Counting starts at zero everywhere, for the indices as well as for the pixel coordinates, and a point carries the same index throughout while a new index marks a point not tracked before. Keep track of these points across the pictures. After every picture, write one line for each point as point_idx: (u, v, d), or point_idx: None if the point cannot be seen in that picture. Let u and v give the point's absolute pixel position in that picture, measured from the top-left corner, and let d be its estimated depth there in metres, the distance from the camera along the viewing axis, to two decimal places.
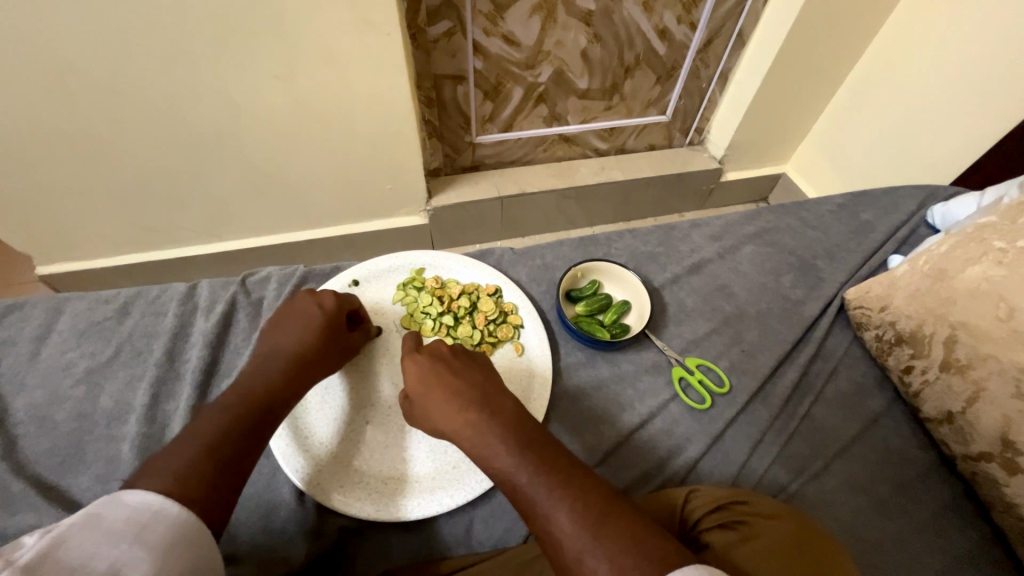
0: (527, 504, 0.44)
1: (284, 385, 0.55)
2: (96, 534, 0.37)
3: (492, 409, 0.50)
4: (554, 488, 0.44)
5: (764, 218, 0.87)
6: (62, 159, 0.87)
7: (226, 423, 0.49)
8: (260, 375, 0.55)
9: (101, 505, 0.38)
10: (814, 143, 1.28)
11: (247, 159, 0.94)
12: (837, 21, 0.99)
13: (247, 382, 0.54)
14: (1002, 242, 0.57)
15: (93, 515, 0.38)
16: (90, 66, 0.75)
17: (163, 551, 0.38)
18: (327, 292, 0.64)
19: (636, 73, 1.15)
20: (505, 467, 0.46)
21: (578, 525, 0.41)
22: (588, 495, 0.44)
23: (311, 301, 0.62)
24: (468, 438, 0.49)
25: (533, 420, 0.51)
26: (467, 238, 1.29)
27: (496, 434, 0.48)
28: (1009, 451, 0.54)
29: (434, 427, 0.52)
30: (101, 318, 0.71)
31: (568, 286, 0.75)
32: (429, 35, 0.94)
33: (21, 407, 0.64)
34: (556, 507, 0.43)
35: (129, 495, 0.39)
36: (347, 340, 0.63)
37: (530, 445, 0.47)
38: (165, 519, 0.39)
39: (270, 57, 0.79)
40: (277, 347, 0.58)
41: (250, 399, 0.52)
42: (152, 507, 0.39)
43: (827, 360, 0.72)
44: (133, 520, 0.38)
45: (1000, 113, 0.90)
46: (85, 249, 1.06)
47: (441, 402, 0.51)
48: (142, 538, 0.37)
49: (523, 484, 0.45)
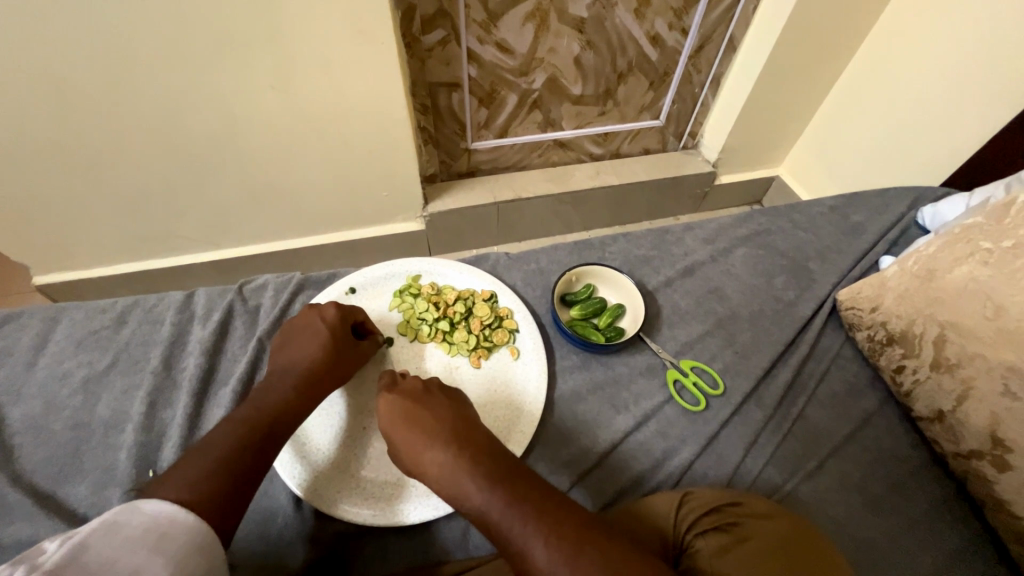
0: (503, 539, 0.45)
1: (295, 397, 0.56)
2: (115, 541, 0.37)
3: (459, 445, 0.50)
4: (527, 521, 0.44)
5: (756, 220, 0.88)
6: (58, 169, 0.88)
7: (238, 435, 0.50)
8: (272, 389, 0.56)
9: (119, 514, 0.39)
10: (807, 146, 1.29)
11: (243, 167, 0.94)
12: (825, 25, 1.01)
13: (259, 397, 0.55)
14: (988, 242, 0.58)
15: (113, 524, 0.38)
16: (88, 78, 0.76)
17: (182, 559, 0.38)
18: (329, 304, 0.65)
19: (629, 79, 1.17)
20: (477, 505, 0.47)
21: (556, 556, 0.42)
22: (561, 525, 0.43)
23: (315, 315, 0.63)
24: (437, 476, 0.49)
25: (502, 450, 0.51)
26: (464, 243, 1.29)
27: (466, 472, 0.48)
28: (998, 448, 0.55)
29: (409, 466, 0.52)
30: (99, 327, 0.72)
31: (563, 290, 0.76)
32: (424, 44, 0.95)
33: (19, 416, 0.64)
34: (531, 540, 0.43)
35: (145, 504, 0.40)
36: (357, 351, 0.64)
37: (501, 480, 0.47)
38: (180, 527, 0.40)
39: (266, 66, 0.80)
40: (288, 361, 0.59)
41: (261, 412, 0.53)
42: (169, 516, 0.40)
43: (820, 360, 0.72)
44: (151, 529, 0.38)
45: (987, 115, 0.91)
46: (82, 259, 1.07)
47: (413, 442, 0.51)
48: (161, 546, 0.38)
49: (496, 520, 0.45)
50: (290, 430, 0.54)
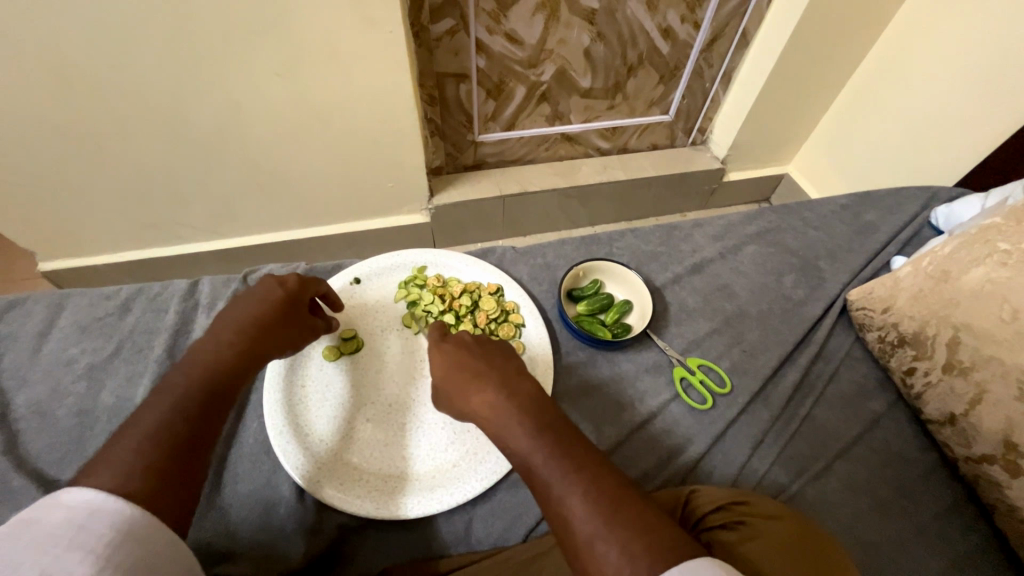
0: (541, 487, 0.44)
1: (236, 362, 0.52)
2: (23, 542, 0.34)
3: (511, 392, 0.50)
4: (568, 471, 0.43)
5: (766, 218, 0.86)
6: (61, 154, 0.87)
7: (172, 409, 0.46)
8: (209, 349, 0.52)
9: (36, 509, 0.36)
10: (817, 144, 1.27)
11: (249, 157, 0.94)
12: (841, 21, 0.99)
13: (194, 363, 0.50)
14: (1007, 243, 0.57)
15: (26, 522, 0.35)
16: (92, 63, 0.75)
17: (108, 553, 0.35)
18: (291, 273, 0.61)
19: (639, 73, 1.15)
20: (520, 449, 0.46)
21: (591, 510, 0.40)
22: (600, 480, 0.42)
23: (272, 280, 0.59)
24: (487, 418, 0.49)
25: (553, 403, 0.50)
26: (469, 237, 1.29)
27: (513, 416, 0.48)
28: (1011, 453, 0.54)
29: (457, 406, 0.53)
30: (103, 314, 0.71)
31: (570, 286, 0.76)
32: (432, 33, 0.94)
33: (22, 402, 0.64)
34: (569, 491, 0.42)
35: (67, 494, 0.37)
36: (307, 325, 0.61)
37: (547, 428, 0.46)
38: (104, 519, 0.37)
39: (274, 55, 0.79)
40: (226, 321, 0.55)
41: (197, 380, 0.49)
42: (91, 506, 0.37)
43: (829, 360, 0.72)
44: (66, 524, 0.36)
45: (1005, 115, 0.89)
46: (86, 246, 1.06)
47: (463, 385, 0.52)
48: (78, 539, 0.35)
49: (537, 466, 0.44)
50: (231, 401, 0.51)
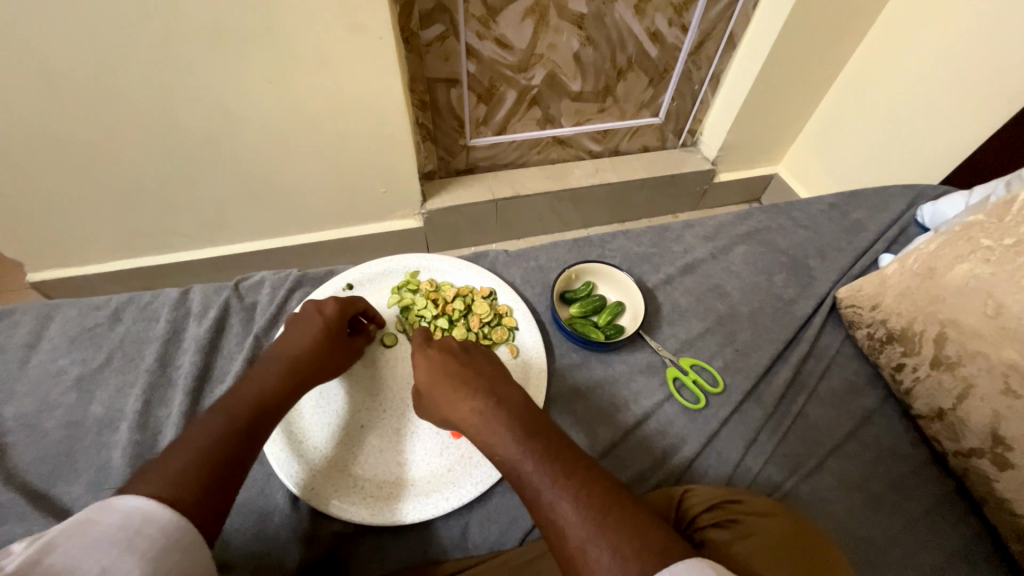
0: (530, 493, 0.44)
1: (280, 386, 0.54)
2: (84, 540, 0.35)
3: (499, 398, 0.50)
4: (557, 477, 0.43)
5: (756, 217, 0.87)
6: (50, 163, 0.86)
7: (219, 426, 0.47)
8: (257, 375, 0.54)
9: (93, 512, 0.36)
10: (806, 144, 1.28)
11: (240, 163, 0.94)
12: (825, 24, 1.00)
13: (243, 387, 0.52)
14: (990, 239, 0.57)
15: (86, 523, 0.36)
16: (81, 72, 0.75)
17: (158, 558, 0.36)
18: (328, 299, 0.64)
19: (629, 76, 1.16)
20: (509, 456, 0.46)
21: (583, 514, 0.41)
22: (590, 484, 0.43)
23: (313, 307, 0.63)
24: (475, 425, 0.49)
25: (539, 409, 0.51)
26: (462, 241, 1.29)
27: (502, 422, 0.48)
28: (998, 446, 0.54)
29: (445, 414, 0.53)
30: (92, 324, 0.71)
31: (562, 288, 0.76)
32: (422, 39, 0.94)
33: (11, 415, 0.63)
34: (559, 495, 0.42)
35: (120, 500, 0.38)
36: (348, 347, 0.64)
37: (536, 433, 0.47)
38: (157, 524, 0.37)
39: (264, 62, 0.79)
40: (275, 349, 0.58)
41: (240, 402, 0.50)
42: (144, 513, 0.38)
43: (820, 358, 0.72)
44: (125, 526, 0.36)
45: (989, 113, 0.91)
46: (77, 255, 1.06)
47: (450, 392, 0.52)
48: (134, 544, 0.35)
49: (527, 471, 0.45)
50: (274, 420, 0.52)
